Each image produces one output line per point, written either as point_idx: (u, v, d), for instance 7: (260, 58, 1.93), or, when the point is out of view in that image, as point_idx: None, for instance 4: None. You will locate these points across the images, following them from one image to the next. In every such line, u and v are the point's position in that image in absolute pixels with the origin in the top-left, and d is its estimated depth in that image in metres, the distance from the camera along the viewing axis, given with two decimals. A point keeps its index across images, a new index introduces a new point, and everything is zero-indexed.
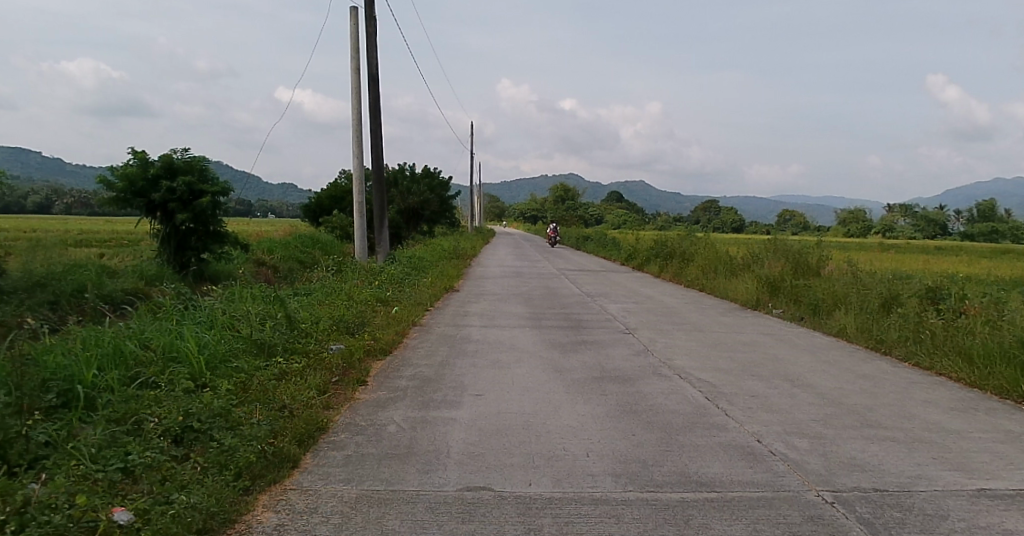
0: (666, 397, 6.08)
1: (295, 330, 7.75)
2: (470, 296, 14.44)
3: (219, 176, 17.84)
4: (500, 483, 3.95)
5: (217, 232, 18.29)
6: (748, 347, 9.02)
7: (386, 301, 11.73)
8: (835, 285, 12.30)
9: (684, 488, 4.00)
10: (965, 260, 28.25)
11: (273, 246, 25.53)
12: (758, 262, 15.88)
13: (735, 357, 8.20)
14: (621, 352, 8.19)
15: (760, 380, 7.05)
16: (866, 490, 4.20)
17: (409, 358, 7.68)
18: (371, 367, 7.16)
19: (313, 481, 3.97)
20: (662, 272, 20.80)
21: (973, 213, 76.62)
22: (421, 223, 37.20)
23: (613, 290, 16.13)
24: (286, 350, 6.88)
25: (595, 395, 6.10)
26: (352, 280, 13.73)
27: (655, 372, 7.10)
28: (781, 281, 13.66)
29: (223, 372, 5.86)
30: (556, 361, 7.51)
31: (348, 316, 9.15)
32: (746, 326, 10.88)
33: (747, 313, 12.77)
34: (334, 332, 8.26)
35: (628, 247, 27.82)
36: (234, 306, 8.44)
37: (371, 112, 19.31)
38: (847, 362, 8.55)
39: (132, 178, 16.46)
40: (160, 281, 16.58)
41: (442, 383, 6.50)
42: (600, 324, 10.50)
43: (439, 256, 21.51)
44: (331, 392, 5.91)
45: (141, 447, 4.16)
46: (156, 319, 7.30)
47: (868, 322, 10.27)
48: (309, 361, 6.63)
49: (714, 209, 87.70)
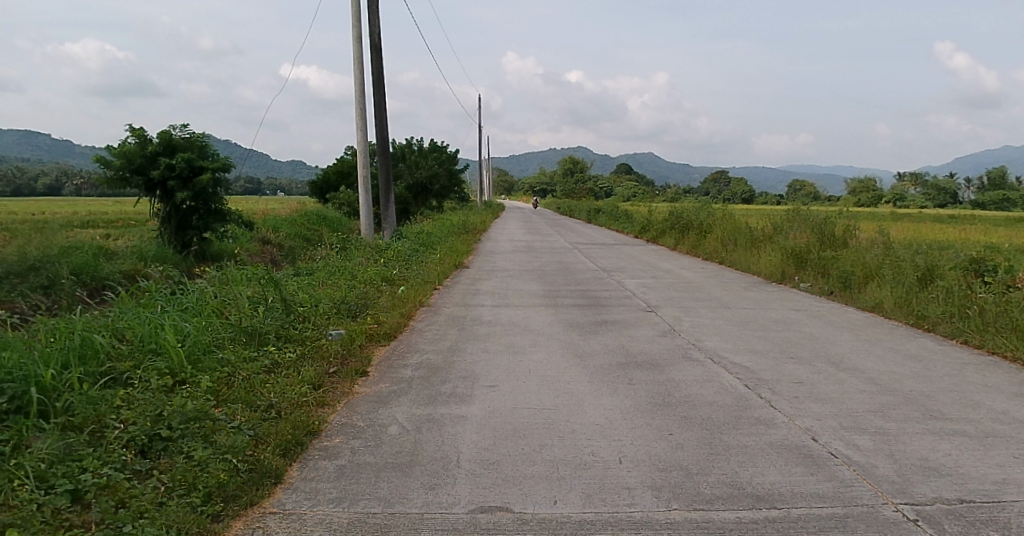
0: (701, 385, 5.43)
1: (290, 315, 7.16)
2: (480, 273, 13.76)
3: (219, 153, 17.23)
4: (520, 502, 3.33)
5: (219, 210, 17.72)
6: (782, 325, 8.32)
7: (392, 281, 11.11)
8: (867, 257, 11.51)
9: (739, 504, 3.36)
10: (978, 229, 27.48)
11: (279, 224, 24.96)
12: (781, 234, 15.06)
13: (768, 337, 7.53)
14: (645, 332, 7.55)
15: (800, 363, 6.38)
16: (952, 502, 3.53)
17: (415, 343, 7.07)
18: (372, 354, 6.57)
19: (298, 502, 3.37)
20: (677, 245, 20.05)
21: (987, 180, 75.32)
22: (430, 199, 36.46)
23: (628, 264, 15.38)
24: (279, 338, 6.29)
25: (621, 385, 5.47)
26: (357, 258, 13.09)
27: (686, 356, 6.44)
28: (807, 253, 12.88)
29: (206, 367, 5.27)
30: (574, 345, 6.88)
31: (350, 298, 8.54)
32: (774, 302, 10.19)
33: (771, 287, 12.04)
34: (334, 316, 7.67)
35: (640, 220, 27.00)
36: (226, 289, 7.83)
37: (375, 85, 18.54)
38: (889, 341, 7.84)
39: (129, 156, 15.83)
40: (161, 263, 16.05)
41: (450, 373, 5.87)
42: (620, 301, 9.83)
43: (447, 231, 20.83)
44: (327, 385, 5.31)
45: (98, 461, 3.57)
46: (137, 305, 6.72)
47: (907, 296, 9.52)
48: (304, 351, 6.03)
49: (723, 180, 86.30)
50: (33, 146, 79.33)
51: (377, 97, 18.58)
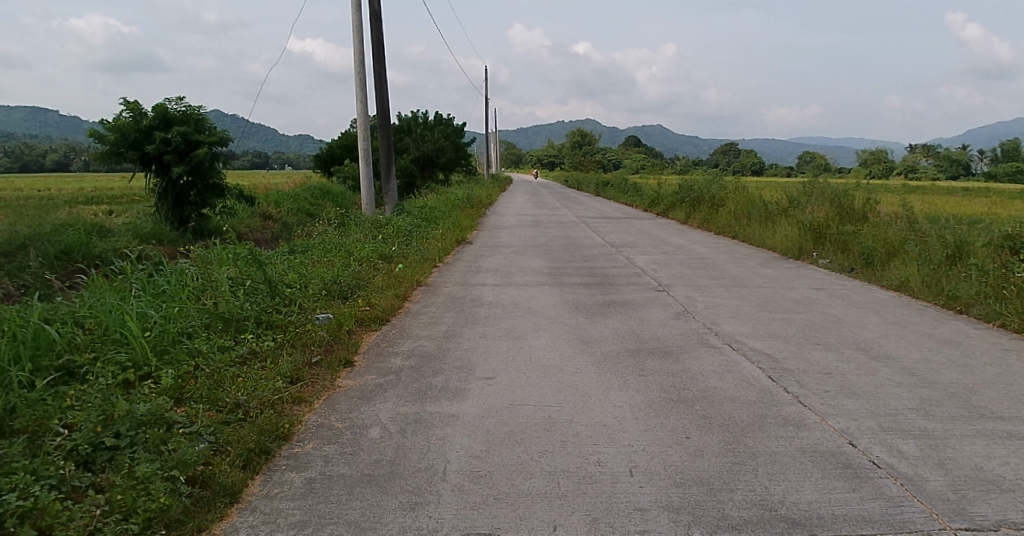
0: (720, 378, 4.93)
1: (274, 299, 6.68)
2: (483, 250, 13.19)
3: (216, 126, 16.68)
4: (514, 528, 2.84)
5: (217, 185, 17.19)
6: (804, 306, 7.75)
7: (390, 258, 10.58)
8: (890, 232, 10.86)
9: (771, 530, 2.87)
10: (992, 200, 26.80)
11: (281, 199, 24.44)
12: (797, 208, 14.38)
13: (790, 320, 6.99)
14: (656, 315, 7.01)
15: (828, 351, 5.85)
16: (1020, 526, 3.02)
17: (409, 327, 6.59)
18: (361, 340, 6.10)
19: (255, 526, 2.90)
20: (688, 219, 19.37)
21: (1000, 150, 74.00)
22: (436, 172, 35.73)
23: (638, 239, 14.76)
24: (258, 326, 5.82)
25: (631, 376, 4.96)
26: (355, 234, 12.55)
27: (702, 342, 5.92)
28: (826, 228, 12.21)
29: (173, 360, 4.79)
30: (580, 329, 6.36)
31: (342, 278, 8.06)
32: (793, 280, 9.62)
33: (788, 263, 11.45)
34: (322, 299, 7.20)
35: (649, 193, 26.27)
36: (208, 270, 7.35)
37: (375, 55, 17.83)
38: (920, 323, 7.26)
39: (124, 130, 15.28)
40: (156, 241, 15.58)
41: (443, 363, 5.38)
42: (630, 279, 9.30)
43: (451, 205, 20.21)
44: (305, 379, 4.83)
45: (31, 477, 3.10)
46: (107, 289, 6.24)
47: (935, 274, 8.89)
48: (285, 339, 5.57)
49: (733, 152, 84.98)
50: (40, 121, 79.09)
51: (378, 67, 17.89)
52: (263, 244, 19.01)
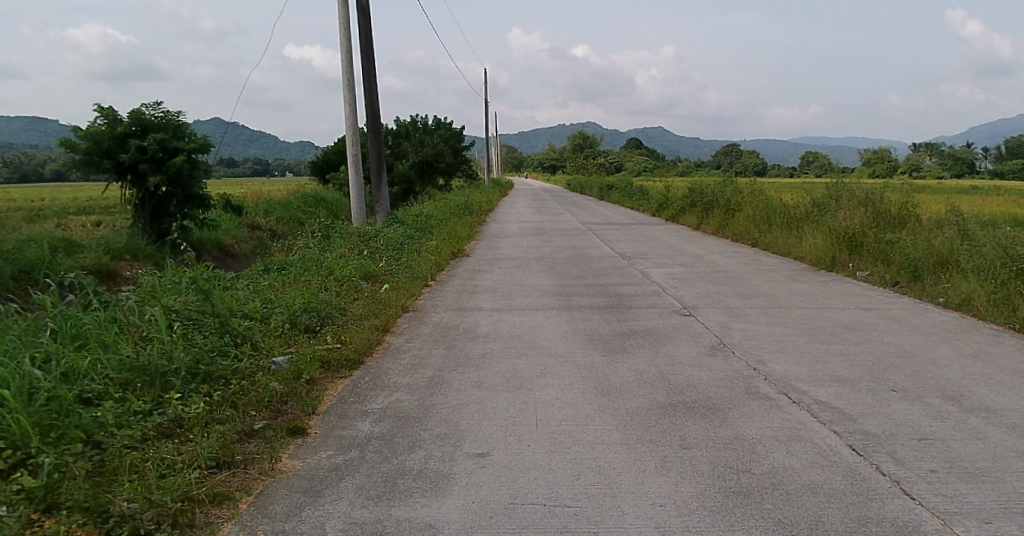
0: (788, 452, 3.74)
1: (223, 340, 5.58)
2: (481, 264, 11.99)
3: (197, 132, 15.51)
4: None
5: (198, 196, 16.01)
6: (859, 334, 6.52)
7: (375, 277, 9.39)
8: (938, 240, 9.62)
9: None
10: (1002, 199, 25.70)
11: (272, 207, 23.28)
12: (824, 213, 13.12)
13: (849, 355, 5.78)
14: (687, 350, 5.78)
15: (912, 404, 4.63)
16: None
17: (384, 370, 5.45)
18: (323, 390, 4.99)
19: None
20: (700, 225, 18.13)
21: (1005, 148, 72.92)
22: (436, 177, 34.42)
23: (650, 249, 13.52)
24: (192, 380, 4.72)
25: (670, 450, 3.76)
26: (339, 249, 11.38)
27: (752, 391, 4.71)
28: (863, 236, 10.96)
29: (62, 438, 3.72)
30: (597, 373, 5.15)
31: (313, 304, 6.92)
32: (835, 298, 8.40)
33: (821, 276, 10.24)
34: (282, 335, 6.10)
35: (656, 197, 25.00)
36: (149, 301, 6.26)
37: (363, 55, 16.64)
38: (1002, 355, 6.03)
39: (97, 137, 14.08)
40: (131, 256, 14.44)
41: (423, 428, 4.18)
42: (649, 299, 8.09)
43: (448, 213, 19.01)
44: (235, 463, 3.75)
45: None
46: (12, 331, 5.16)
47: (1003, 290, 7.65)
48: (219, 402, 4.49)
49: (735, 154, 83.66)
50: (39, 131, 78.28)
51: (367, 69, 16.74)
52: (237, 262, 17.96)
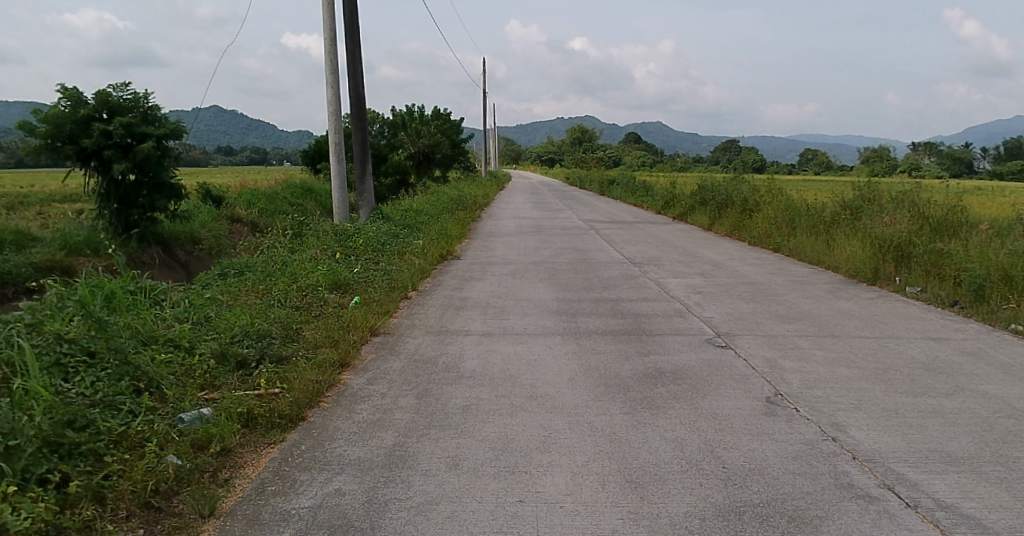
0: None
1: (115, 386, 4.13)
2: (473, 268, 10.58)
3: (168, 115, 13.85)
4: None
5: (170, 186, 14.43)
6: (946, 381, 5.13)
7: (346, 288, 7.93)
8: (1005, 254, 8.21)
9: None
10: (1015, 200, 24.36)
11: (256, 198, 21.77)
12: (857, 216, 11.74)
13: (948, 416, 4.39)
14: (738, 406, 4.39)
15: None
16: None
17: (330, 432, 4.03)
18: (237, 469, 3.56)
19: None
20: (712, 225, 16.73)
21: (1007, 148, 71.68)
22: (432, 168, 33.01)
23: (662, 253, 12.09)
24: (49, 457, 3.23)
25: None
26: (311, 251, 9.92)
27: (846, 488, 3.31)
28: (910, 245, 9.57)
29: None
30: (621, 445, 3.74)
31: (253, 329, 5.45)
32: (894, 323, 7.00)
33: (864, 292, 8.86)
34: (202, 378, 4.64)
35: (662, 193, 23.60)
36: (37, 326, 4.76)
37: (348, 35, 15.16)
38: None
39: (59, 120, 12.39)
40: (91, 251, 12.92)
41: None
42: (673, 322, 6.68)
43: (441, 208, 17.60)
44: None
45: None
46: None
47: None
48: (76, 496, 3.03)
49: (735, 150, 82.27)
50: None
51: (352, 50, 15.26)
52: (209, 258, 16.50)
